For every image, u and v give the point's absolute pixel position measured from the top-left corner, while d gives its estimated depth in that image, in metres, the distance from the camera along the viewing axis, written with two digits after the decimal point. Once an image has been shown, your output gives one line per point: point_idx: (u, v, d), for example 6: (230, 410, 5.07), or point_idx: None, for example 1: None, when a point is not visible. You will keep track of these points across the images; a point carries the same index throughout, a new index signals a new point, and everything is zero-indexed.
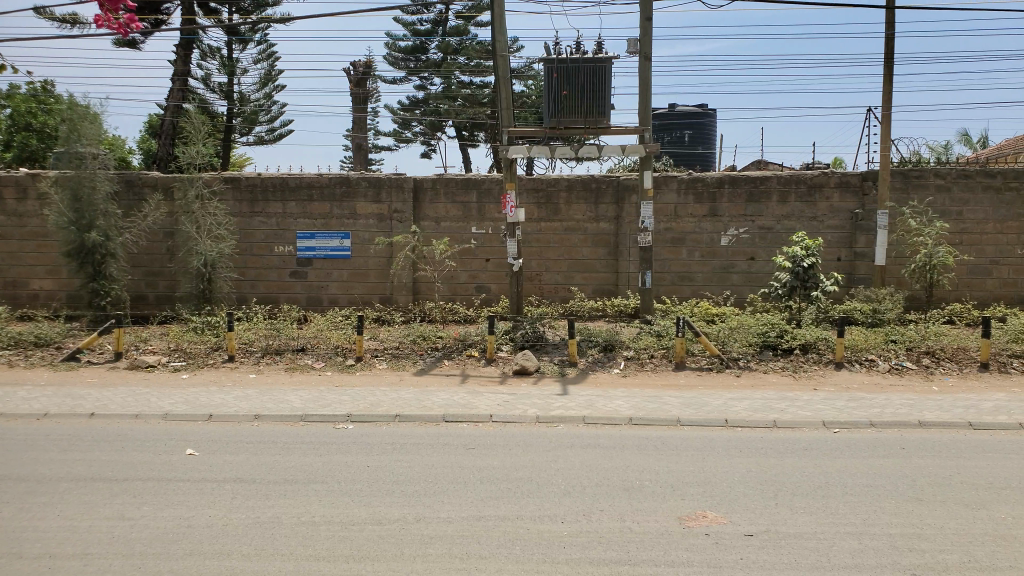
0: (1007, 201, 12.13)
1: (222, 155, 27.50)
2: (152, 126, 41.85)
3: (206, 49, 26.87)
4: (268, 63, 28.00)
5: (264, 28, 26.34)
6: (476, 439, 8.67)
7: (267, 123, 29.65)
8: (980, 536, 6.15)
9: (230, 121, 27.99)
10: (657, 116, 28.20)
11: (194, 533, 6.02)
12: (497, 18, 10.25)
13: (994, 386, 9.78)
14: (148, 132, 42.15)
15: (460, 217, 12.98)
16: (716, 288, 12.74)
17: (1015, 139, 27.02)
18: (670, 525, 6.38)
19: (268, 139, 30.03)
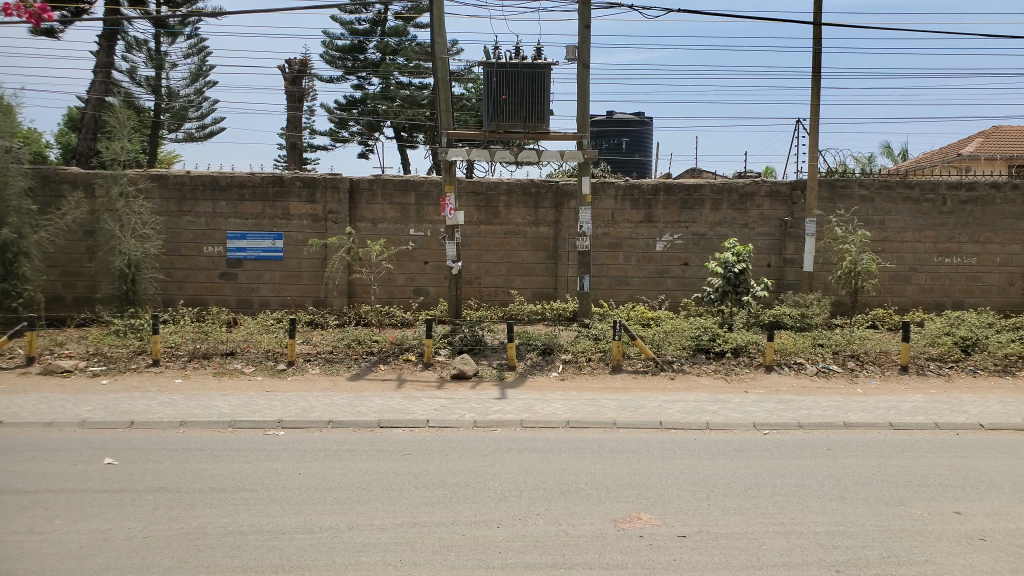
0: (924, 211, 12.73)
1: (147, 151, 26.47)
2: (73, 120, 40.13)
3: (131, 41, 25.90)
4: (198, 58, 27.03)
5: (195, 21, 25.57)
6: (411, 445, 8.53)
7: (197, 119, 28.72)
8: (899, 531, 6.38)
9: (156, 117, 27.02)
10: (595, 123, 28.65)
11: (110, 547, 5.70)
12: (436, 21, 10.22)
13: (913, 388, 10.22)
14: (70, 125, 40.45)
15: (398, 218, 12.83)
16: (652, 292, 12.95)
17: (932, 155, 28.43)
18: (605, 527, 6.40)
19: (199, 136, 29.13)
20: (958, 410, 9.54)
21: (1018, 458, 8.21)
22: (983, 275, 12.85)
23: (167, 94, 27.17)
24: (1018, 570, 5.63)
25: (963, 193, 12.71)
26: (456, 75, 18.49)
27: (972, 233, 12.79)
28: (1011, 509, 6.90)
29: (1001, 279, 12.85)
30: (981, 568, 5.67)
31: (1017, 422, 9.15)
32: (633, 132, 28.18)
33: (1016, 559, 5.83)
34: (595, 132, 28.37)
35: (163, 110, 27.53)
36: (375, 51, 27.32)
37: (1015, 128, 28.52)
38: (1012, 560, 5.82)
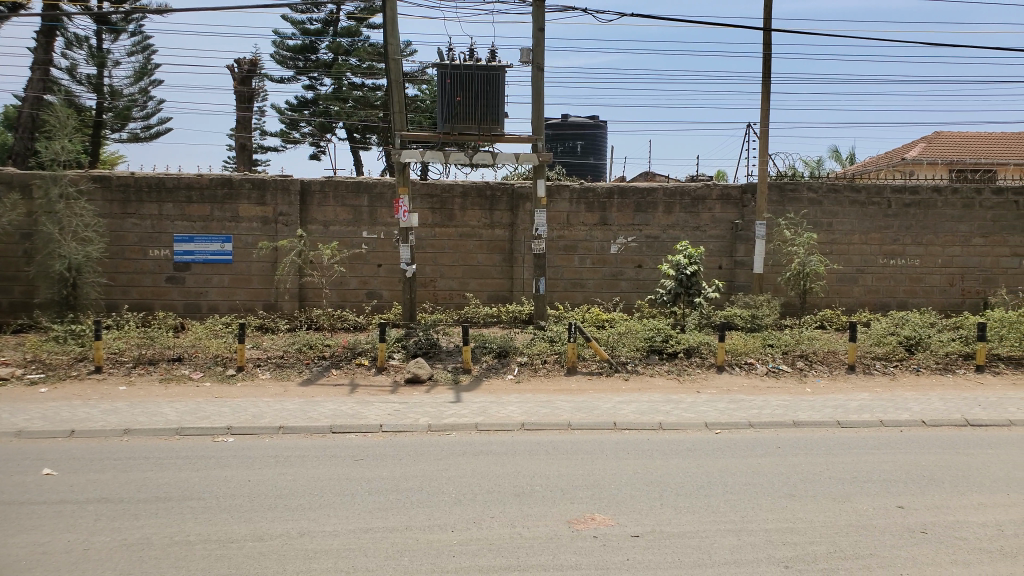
0: (870, 214, 13.08)
1: (89, 150, 25.72)
2: (9, 120, 38.88)
3: (70, 37, 25.15)
4: (142, 56, 26.49)
5: (140, 18, 24.97)
6: (364, 450, 8.43)
7: (142, 118, 28.02)
8: (846, 527, 6.52)
9: (98, 115, 26.27)
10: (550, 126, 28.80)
11: (49, 561, 5.51)
12: (389, 21, 10.12)
13: (860, 386, 10.49)
14: (6, 125, 39.19)
15: (351, 221, 12.70)
16: (607, 294, 13.04)
17: (876, 160, 29.24)
18: (558, 529, 6.42)
19: (144, 135, 28.43)
20: (902, 407, 9.82)
21: (958, 453, 8.48)
22: (926, 276, 13.25)
23: (109, 93, 26.46)
24: (958, 561, 5.80)
25: (906, 196, 13.08)
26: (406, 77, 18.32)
27: (915, 235, 13.18)
28: (952, 502, 7.12)
29: (943, 279, 13.27)
30: (923, 560, 5.82)
31: (958, 418, 9.46)
32: (588, 135, 28.41)
33: (956, 550, 6.01)
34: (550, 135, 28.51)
35: (106, 109, 26.79)
36: (327, 51, 26.95)
37: (955, 133, 29.45)
38: (952, 551, 6.00)
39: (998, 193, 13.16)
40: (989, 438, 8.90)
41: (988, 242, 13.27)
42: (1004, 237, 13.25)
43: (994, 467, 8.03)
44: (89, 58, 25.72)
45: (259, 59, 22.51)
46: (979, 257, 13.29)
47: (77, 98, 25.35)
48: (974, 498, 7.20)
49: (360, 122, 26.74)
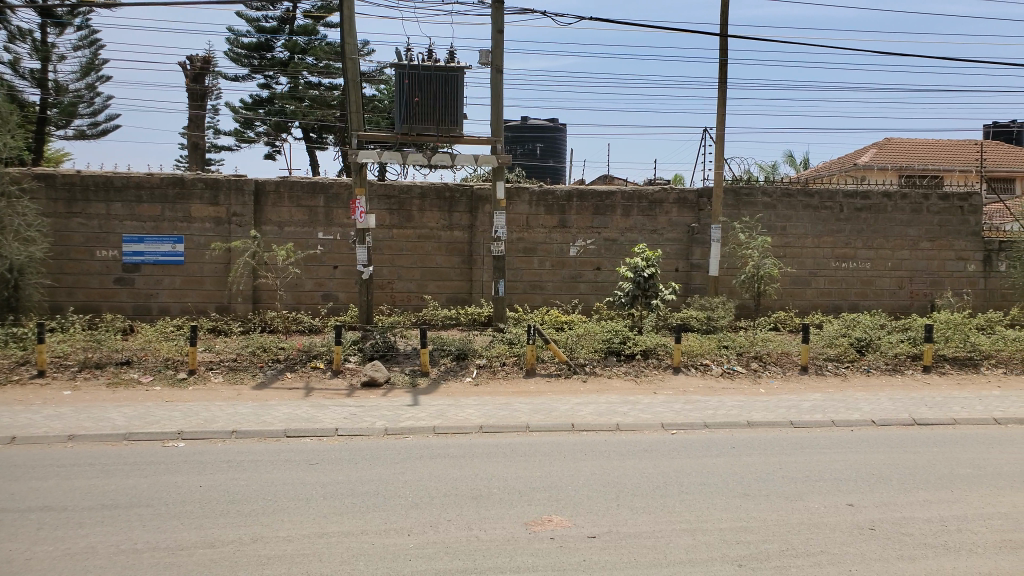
0: (822, 218, 13.36)
1: (32, 148, 24.94)
2: None
3: (13, 31, 24.41)
4: (88, 51, 25.79)
5: (87, 12, 24.38)
6: (319, 454, 8.31)
7: (89, 116, 27.31)
8: (798, 525, 6.63)
9: (43, 112, 25.52)
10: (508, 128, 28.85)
11: None
12: (346, 20, 10.03)
13: (812, 387, 10.70)
14: None
15: (307, 222, 12.55)
16: (566, 296, 13.08)
17: (830, 167, 29.86)
18: (515, 531, 6.40)
19: (90, 133, 27.70)
20: (853, 407, 10.03)
21: (905, 451, 8.70)
22: (877, 279, 13.57)
23: (54, 89, 25.74)
24: (904, 556, 5.94)
25: (858, 201, 13.39)
26: (365, 78, 18.06)
27: (867, 239, 13.49)
28: (899, 499, 7.30)
29: (892, 282, 13.60)
30: (871, 556, 5.95)
31: (905, 417, 9.70)
32: (546, 138, 28.52)
33: (902, 546, 6.15)
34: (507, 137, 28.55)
35: (50, 105, 26.03)
36: (282, 49, 26.29)
37: (904, 139, 30.25)
38: (898, 546, 6.14)
39: (944, 199, 13.56)
40: (935, 437, 9.16)
41: (935, 246, 13.64)
42: (950, 241, 13.64)
43: (939, 465, 8.25)
44: (32, 52, 24.98)
45: (213, 57, 22.13)
46: (926, 260, 13.66)
47: (20, 94, 24.59)
48: (920, 495, 7.39)
49: (316, 122, 25.93)
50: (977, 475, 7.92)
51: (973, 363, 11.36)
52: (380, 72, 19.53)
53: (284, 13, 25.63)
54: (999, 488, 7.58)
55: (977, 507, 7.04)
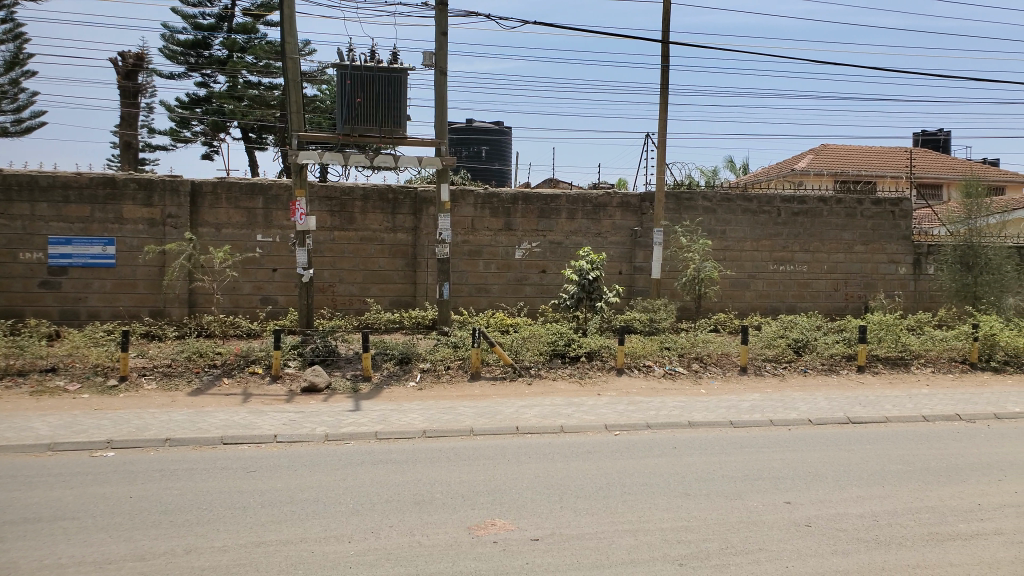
0: (761, 222, 13.68)
1: None
2: None
3: None
4: (12, 44, 24.82)
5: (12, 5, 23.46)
6: (257, 461, 8.12)
7: (12, 112, 26.27)
8: (737, 523, 6.74)
9: None
10: (454, 130, 28.78)
11: None
12: (286, 17, 9.84)
13: (751, 387, 10.93)
14: None
15: (245, 223, 12.30)
16: (511, 299, 13.10)
17: (768, 172, 30.59)
18: (457, 535, 6.35)
19: (14, 129, 26.64)
20: (790, 407, 10.27)
21: (840, 449, 8.94)
22: (813, 282, 13.95)
23: None
24: (838, 551, 6.09)
25: (795, 206, 13.76)
26: (307, 77, 17.70)
27: (803, 243, 13.86)
28: (833, 496, 7.48)
29: (828, 285, 14.00)
30: (807, 552, 6.08)
31: (841, 416, 9.98)
32: (492, 141, 28.56)
33: (836, 541, 6.31)
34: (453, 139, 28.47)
35: None
36: (221, 47, 25.64)
37: (840, 146, 31.28)
38: (833, 542, 6.29)
39: (877, 204, 14.04)
40: (869, 434, 9.45)
41: (868, 249, 14.10)
42: (883, 245, 14.12)
43: (872, 461, 8.51)
44: None
45: (147, 54, 21.52)
46: (861, 263, 14.10)
47: None
48: (853, 492, 7.60)
49: (255, 122, 25.20)
50: (906, 471, 8.19)
51: (905, 363, 11.78)
52: (322, 71, 19.23)
53: (222, 10, 25.00)
54: (927, 483, 7.85)
55: (907, 502, 7.28)
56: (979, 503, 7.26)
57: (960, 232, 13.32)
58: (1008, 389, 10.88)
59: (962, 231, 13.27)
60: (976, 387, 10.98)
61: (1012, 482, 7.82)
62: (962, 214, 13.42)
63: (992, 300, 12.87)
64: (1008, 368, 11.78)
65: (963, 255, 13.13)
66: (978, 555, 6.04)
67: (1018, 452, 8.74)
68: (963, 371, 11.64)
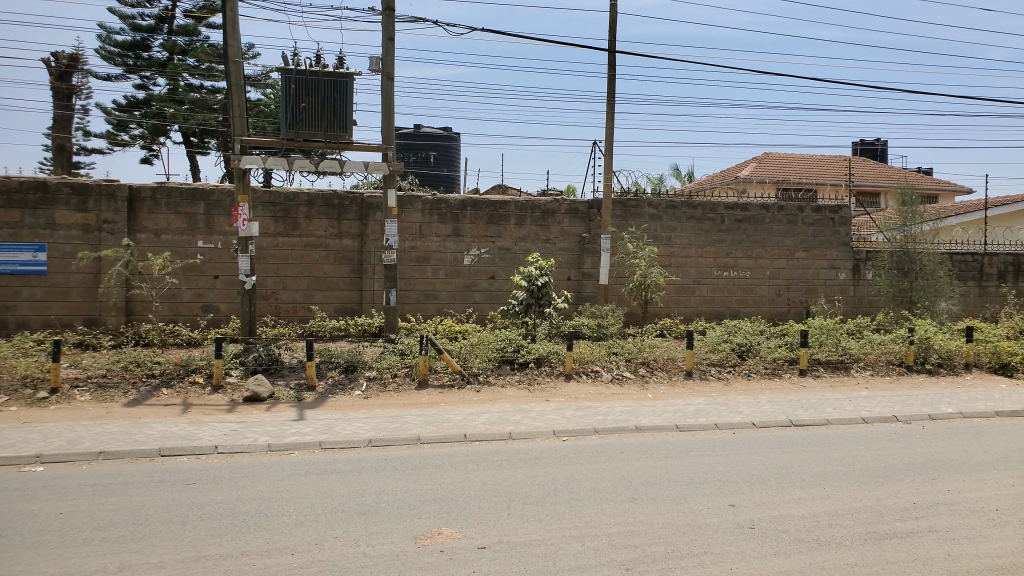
0: (706, 228, 13.94)
1: None
2: None
3: None
4: None
5: None
6: (196, 473, 7.92)
7: None
8: (682, 526, 6.81)
9: None
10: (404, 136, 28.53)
11: None
12: (228, 20, 9.65)
13: (696, 392, 11.10)
14: None
15: (185, 230, 12.05)
16: (459, 306, 13.07)
17: (711, 181, 31.05)
18: (403, 545, 6.28)
19: None
20: (734, 410, 10.46)
21: (782, 451, 9.13)
22: (756, 287, 14.26)
23: None
24: (780, 552, 6.19)
25: (738, 213, 14.06)
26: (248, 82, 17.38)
27: (746, 249, 14.16)
28: (775, 498, 7.62)
29: (770, 290, 14.32)
30: (750, 554, 6.16)
31: (783, 419, 10.20)
32: (441, 147, 28.40)
33: (778, 542, 6.42)
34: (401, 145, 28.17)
35: None
36: (161, 49, 25.04)
37: (782, 155, 32.11)
38: (775, 543, 6.40)
39: (817, 211, 14.41)
40: (811, 437, 9.68)
41: (810, 256, 14.47)
42: (823, 251, 14.51)
43: (813, 463, 8.71)
44: None
45: (82, 55, 20.89)
46: (803, 269, 14.46)
47: None
48: (796, 493, 7.76)
49: (197, 126, 24.67)
50: (846, 472, 8.40)
51: (845, 367, 12.12)
52: (262, 76, 18.92)
53: (162, 12, 24.46)
54: (866, 483, 8.06)
55: (846, 502, 7.47)
56: (914, 501, 7.50)
57: (896, 238, 13.72)
58: (942, 391, 11.29)
59: (898, 238, 13.68)
60: (913, 389, 11.36)
61: (944, 480, 8.09)
62: (898, 221, 13.83)
63: (927, 304, 13.41)
64: (942, 370, 12.20)
65: (900, 261, 13.61)
66: (913, 552, 6.22)
67: (951, 451, 9.06)
68: (899, 374, 12.01)
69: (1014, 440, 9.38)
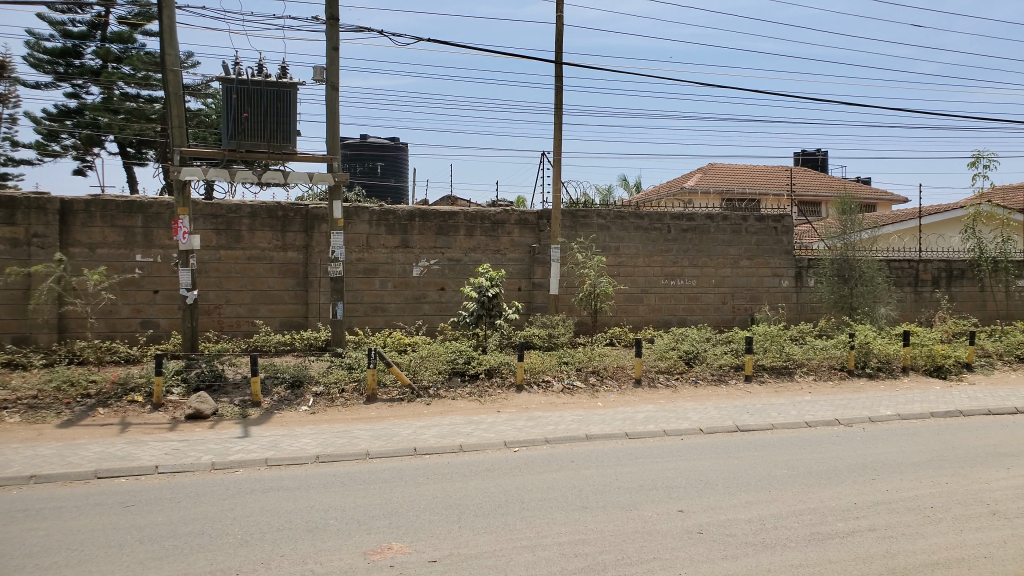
0: (653, 238, 14.14)
1: None
2: None
3: None
4: None
5: None
6: (134, 495, 7.64)
7: None
8: (633, 534, 6.86)
9: None
10: (349, 146, 28.04)
11: None
12: (164, 27, 9.36)
13: (645, 399, 11.25)
14: None
15: (122, 243, 11.73)
16: (408, 318, 12.98)
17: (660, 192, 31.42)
18: (352, 561, 6.12)
19: None
20: (682, 417, 10.63)
21: (729, 457, 9.29)
22: (702, 295, 14.53)
23: None
24: (728, 556, 6.28)
25: (683, 223, 14.31)
26: (189, 91, 16.94)
27: (692, 258, 14.42)
28: (723, 503, 7.74)
29: (716, 298, 14.61)
30: (699, 559, 6.23)
31: (729, 424, 10.39)
32: (388, 157, 27.97)
33: (727, 546, 6.51)
34: (347, 155, 27.63)
35: None
36: (94, 57, 24.24)
37: (727, 166, 32.88)
38: (723, 547, 6.49)
39: (760, 220, 14.77)
40: (756, 442, 9.89)
41: (753, 263, 14.81)
42: (766, 259, 14.87)
43: (759, 467, 8.89)
44: None
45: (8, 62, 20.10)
46: (746, 277, 14.79)
47: None
48: (742, 498, 7.90)
49: (133, 136, 23.97)
50: (790, 475, 8.59)
51: (789, 371, 12.43)
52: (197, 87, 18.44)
53: (95, 18, 23.72)
54: (810, 486, 8.27)
55: (791, 504, 7.64)
56: (856, 502, 7.72)
57: (837, 246, 14.22)
58: (881, 394, 11.67)
59: (838, 246, 14.20)
60: (853, 393, 11.73)
61: (883, 480, 8.35)
62: (837, 230, 14.43)
63: (866, 310, 13.90)
64: (881, 373, 12.62)
65: (840, 268, 14.09)
66: (855, 551, 6.38)
67: (889, 452, 9.36)
68: (841, 378, 12.37)
69: (947, 439, 9.77)
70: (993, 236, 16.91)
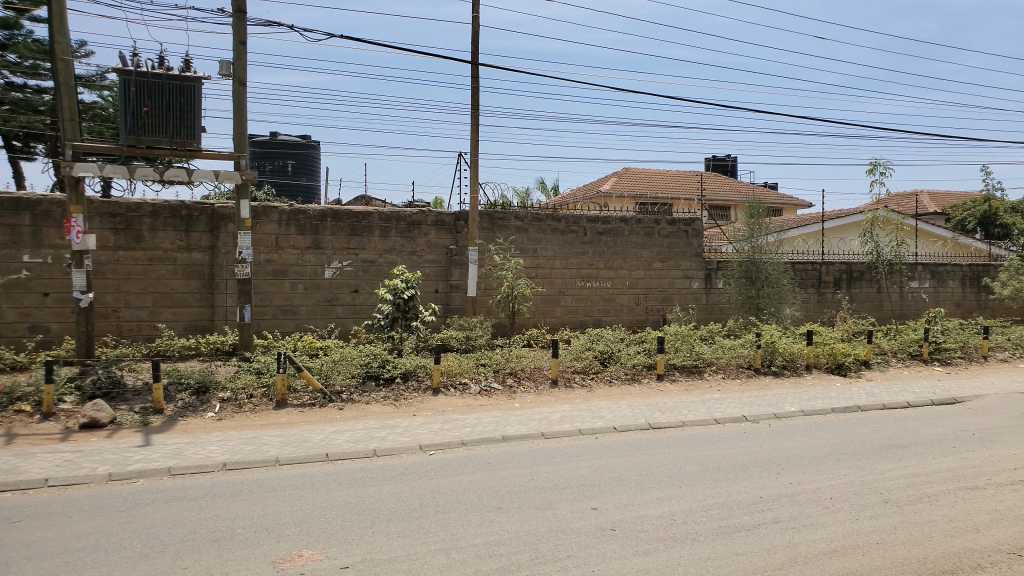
0: (569, 240, 14.34)
1: None
2: None
3: None
4: None
5: None
6: (22, 510, 7.18)
7: None
8: (547, 532, 6.93)
9: None
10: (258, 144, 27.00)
11: None
12: (54, 13, 8.82)
13: (561, 399, 11.41)
14: None
15: (8, 243, 11.10)
16: (320, 321, 12.74)
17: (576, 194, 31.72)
18: (258, 571, 5.90)
19: None
20: (597, 415, 10.83)
21: (641, 454, 9.52)
22: (616, 297, 14.84)
23: None
24: (638, 551, 6.42)
25: (599, 226, 14.55)
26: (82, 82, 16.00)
27: (607, 260, 14.69)
28: (634, 499, 7.93)
29: (630, 299, 14.96)
30: (610, 555, 6.33)
31: (641, 422, 10.67)
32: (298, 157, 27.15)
33: (637, 543, 6.65)
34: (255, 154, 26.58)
35: None
36: None
37: (643, 171, 33.63)
38: (634, 543, 6.63)
39: (672, 224, 15.20)
40: (666, 439, 10.18)
41: (665, 266, 15.23)
42: (677, 261, 15.31)
43: (668, 464, 9.14)
44: None
45: None
46: (658, 279, 15.20)
47: None
48: (653, 494, 8.10)
49: (20, 129, 22.38)
50: (697, 471, 8.87)
51: (698, 370, 12.88)
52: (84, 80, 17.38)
53: None
54: (717, 481, 8.55)
55: (699, 499, 7.88)
56: (760, 495, 8.04)
57: (744, 249, 14.86)
58: (785, 391, 12.23)
59: (746, 248, 14.82)
60: (759, 391, 12.23)
61: (787, 474, 8.73)
62: (744, 233, 14.95)
63: (772, 310, 14.58)
64: (786, 371, 13.26)
65: (747, 270, 14.76)
66: (759, 543, 6.63)
67: (791, 446, 9.81)
68: (749, 376, 12.92)
69: (844, 433, 10.31)
70: (888, 241, 18.02)
